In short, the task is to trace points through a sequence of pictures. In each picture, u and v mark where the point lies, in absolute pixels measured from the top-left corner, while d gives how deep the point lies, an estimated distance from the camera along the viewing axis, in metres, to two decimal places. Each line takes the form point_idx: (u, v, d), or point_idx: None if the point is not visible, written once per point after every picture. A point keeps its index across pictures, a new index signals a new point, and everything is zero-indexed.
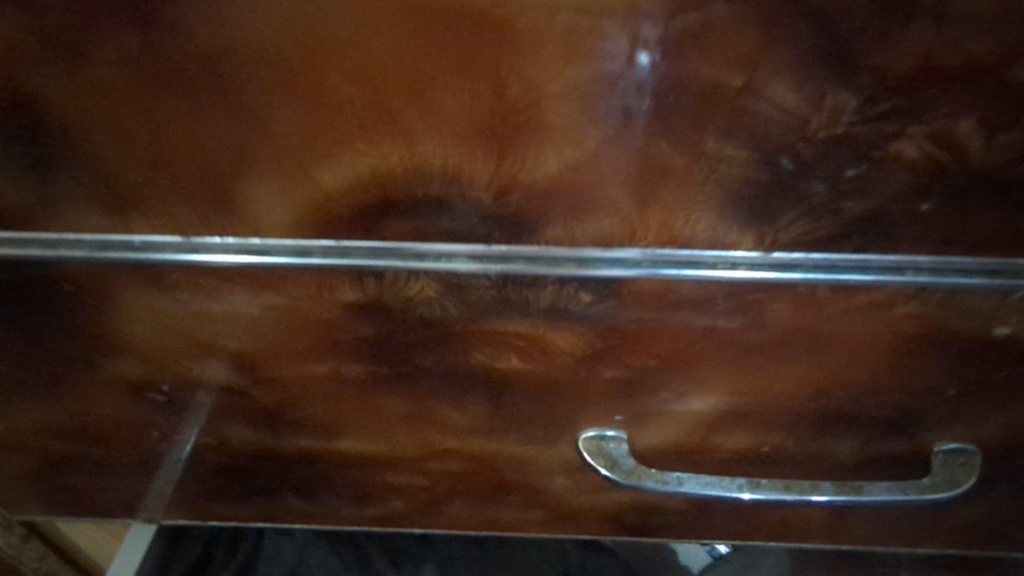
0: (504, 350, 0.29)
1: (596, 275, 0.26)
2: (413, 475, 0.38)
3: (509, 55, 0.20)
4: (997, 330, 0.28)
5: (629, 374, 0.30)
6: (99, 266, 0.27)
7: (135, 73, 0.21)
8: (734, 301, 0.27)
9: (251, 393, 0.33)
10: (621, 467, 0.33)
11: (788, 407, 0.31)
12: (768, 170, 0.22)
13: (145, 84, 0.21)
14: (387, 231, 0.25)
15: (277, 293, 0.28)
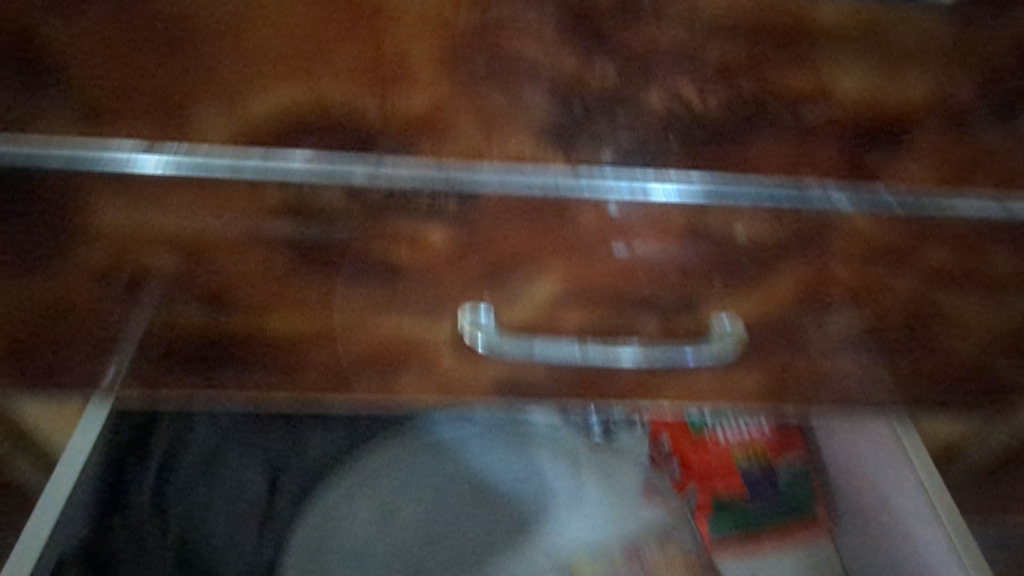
0: (395, 244, 0.40)
1: (459, 185, 0.37)
2: (326, 355, 0.47)
3: (385, 26, 0.31)
4: (737, 232, 0.40)
5: (491, 263, 0.42)
6: (79, 167, 0.35)
7: (123, 24, 0.31)
8: (557, 208, 0.38)
9: (198, 279, 0.42)
10: (489, 337, 0.45)
11: (606, 291, 0.44)
12: (565, 111, 0.34)
13: (130, 33, 0.31)
14: (304, 150, 0.35)
15: (219, 198, 0.37)
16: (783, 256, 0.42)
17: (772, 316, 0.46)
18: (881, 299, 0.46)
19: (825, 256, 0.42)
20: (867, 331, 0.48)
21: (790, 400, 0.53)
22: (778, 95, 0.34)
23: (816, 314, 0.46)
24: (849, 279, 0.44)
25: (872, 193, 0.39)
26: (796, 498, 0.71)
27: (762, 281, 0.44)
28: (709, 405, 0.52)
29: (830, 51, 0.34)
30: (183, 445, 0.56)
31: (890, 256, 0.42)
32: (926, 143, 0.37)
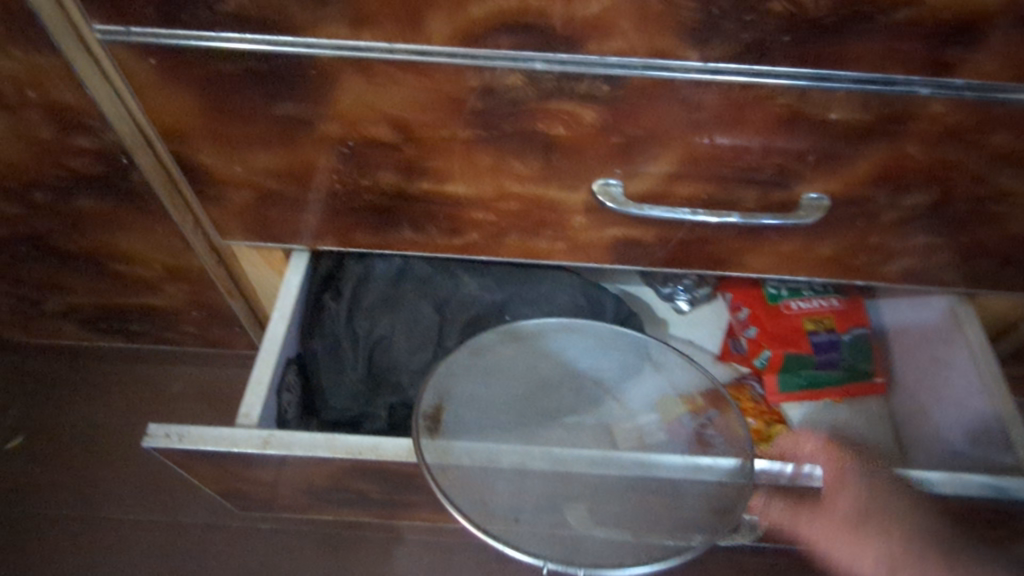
0: (556, 122, 0.52)
1: (613, 74, 0.48)
2: (488, 212, 0.62)
3: None
4: (832, 115, 0.50)
5: (625, 141, 0.53)
6: (335, 60, 0.48)
7: None
8: (687, 93, 0.49)
9: (402, 148, 0.55)
10: (619, 202, 0.58)
11: (715, 166, 0.55)
12: (705, 13, 0.44)
13: None
14: (502, 44, 0.46)
15: (433, 81, 0.49)
16: (868, 137, 0.51)
17: (854, 191, 0.56)
18: (950, 178, 0.54)
19: (904, 138, 0.51)
20: (935, 206, 0.57)
21: (854, 264, 0.65)
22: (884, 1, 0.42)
23: (892, 190, 0.56)
24: (923, 160, 0.53)
25: (948, 82, 0.48)
26: (855, 362, 0.81)
27: (847, 159, 0.53)
28: (784, 263, 0.66)
29: None
30: (367, 283, 0.75)
31: (960, 138, 0.51)
32: (999, 43, 0.45)
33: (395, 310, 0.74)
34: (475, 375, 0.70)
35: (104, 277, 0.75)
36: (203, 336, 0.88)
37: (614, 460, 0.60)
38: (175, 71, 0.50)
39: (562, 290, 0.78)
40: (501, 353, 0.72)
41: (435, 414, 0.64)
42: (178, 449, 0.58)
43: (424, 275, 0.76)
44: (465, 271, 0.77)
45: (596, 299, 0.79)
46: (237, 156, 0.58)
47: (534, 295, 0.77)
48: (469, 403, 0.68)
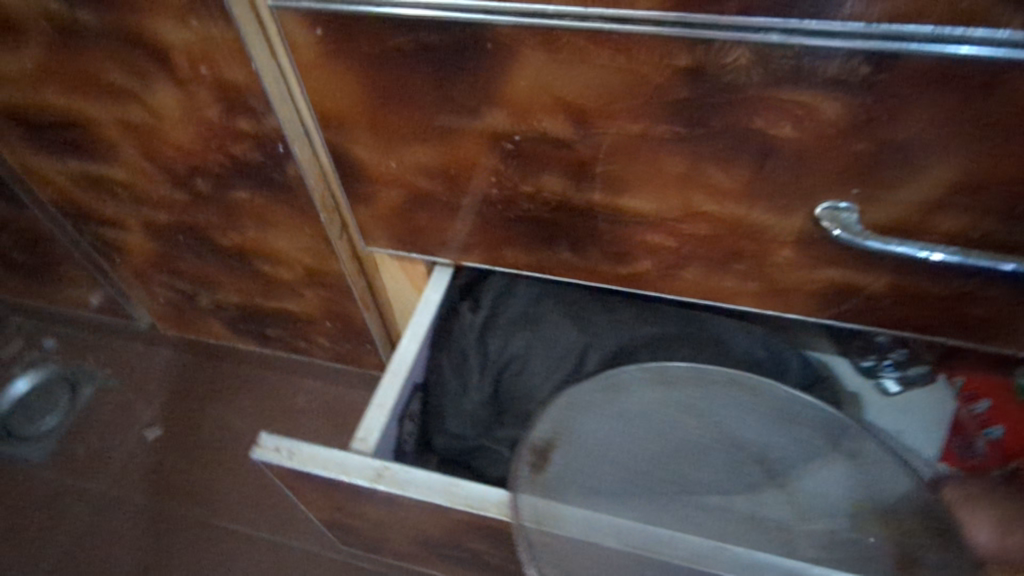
0: (782, 119, 0.40)
1: (880, 51, 0.35)
2: (667, 234, 0.51)
3: None
4: None
5: (876, 147, 0.40)
6: (513, 29, 0.40)
7: None
8: (989, 79, 0.35)
9: (577, 147, 0.46)
10: (852, 230, 0.44)
11: (1007, 191, 0.40)
12: None
13: None
14: (728, 7, 0.36)
15: (629, 59, 0.40)
16: None
17: None
18: None
19: None
20: None
21: None
22: None
23: None
24: None
25: None
26: None
27: None
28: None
29: None
30: (508, 300, 0.66)
31: None
32: None
33: (532, 328, 0.64)
34: (604, 415, 0.56)
35: (250, 275, 0.74)
36: (335, 349, 0.84)
37: (762, 567, 0.45)
38: (341, 44, 0.45)
39: (740, 339, 0.63)
40: (644, 400, 0.58)
41: (543, 450, 0.54)
42: (288, 467, 0.52)
43: (573, 299, 0.65)
44: (620, 302, 0.65)
45: (780, 359, 0.63)
46: (392, 150, 0.52)
47: (699, 343, 0.63)
48: (588, 447, 0.55)
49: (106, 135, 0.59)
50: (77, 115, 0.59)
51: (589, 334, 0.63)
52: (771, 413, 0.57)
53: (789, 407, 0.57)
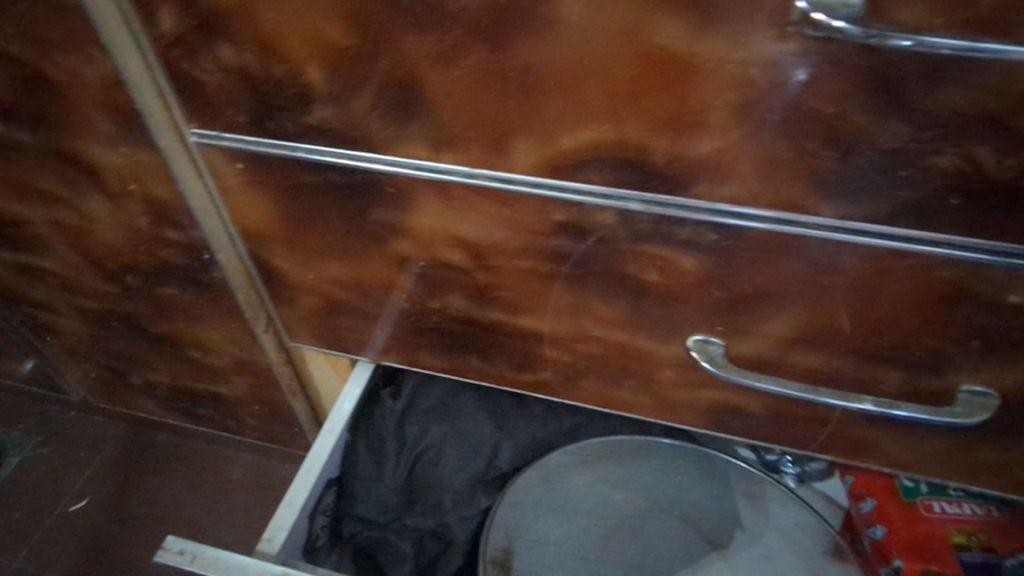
0: (650, 267, 0.45)
1: (723, 222, 0.40)
2: (565, 351, 0.55)
3: (692, 84, 0.34)
4: (1008, 295, 0.38)
5: (732, 296, 0.44)
6: (413, 179, 0.45)
7: (468, 70, 0.37)
8: (817, 251, 0.40)
9: (475, 274, 0.50)
10: (717, 362, 0.48)
11: (847, 338, 0.44)
12: (848, 165, 0.35)
13: (472, 76, 0.37)
14: (593, 178, 0.41)
15: (513, 210, 0.44)
16: None
17: None
18: None
19: None
20: None
21: None
22: None
23: None
24: None
25: None
26: None
27: None
28: (930, 461, 0.52)
29: None
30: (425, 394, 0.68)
31: None
32: None
33: (450, 420, 0.66)
34: (545, 508, 0.61)
35: (180, 361, 0.75)
36: (266, 431, 0.85)
37: None
38: (260, 176, 0.49)
39: (642, 426, 0.69)
40: (579, 485, 0.63)
41: (503, 562, 0.58)
42: (189, 570, 0.53)
43: (484, 395, 0.68)
44: (529, 401, 0.69)
45: (682, 434, 0.69)
46: (310, 263, 0.55)
47: (607, 429, 0.68)
48: (542, 547, 0.59)
49: (40, 233, 0.62)
50: (13, 214, 0.61)
51: (507, 430, 0.66)
52: (691, 475, 0.63)
53: (708, 472, 0.64)
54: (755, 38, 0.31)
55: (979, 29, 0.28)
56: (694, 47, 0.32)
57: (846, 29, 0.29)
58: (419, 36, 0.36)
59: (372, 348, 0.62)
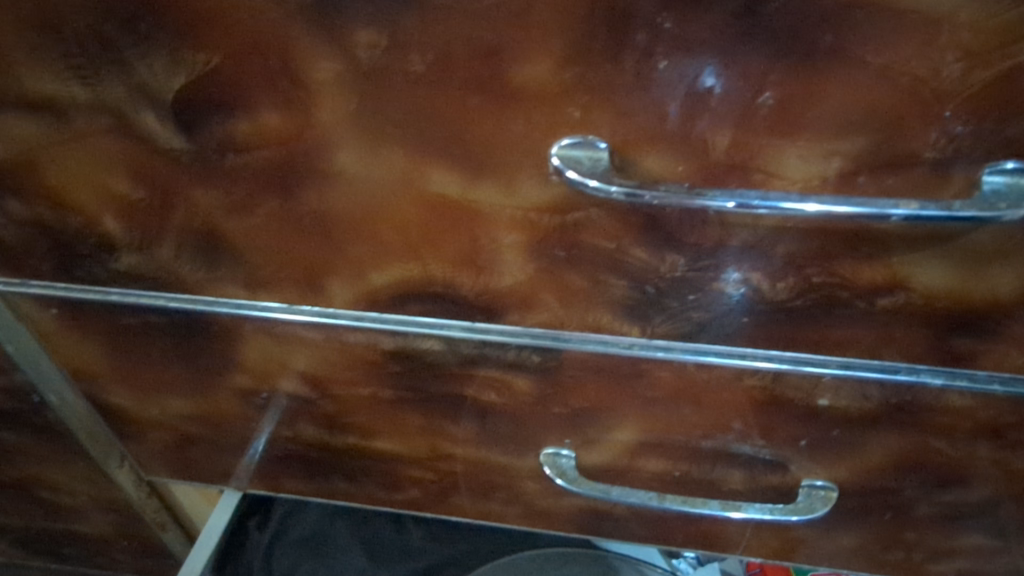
0: (486, 389, 0.44)
1: (545, 345, 0.40)
2: (427, 469, 0.52)
3: (480, 226, 0.34)
4: (818, 399, 0.39)
5: (570, 412, 0.44)
6: (234, 317, 0.43)
7: (265, 217, 0.36)
8: (636, 367, 0.40)
9: (319, 402, 0.48)
10: (568, 476, 0.47)
11: (687, 443, 0.45)
12: (641, 292, 0.36)
13: (270, 222, 0.37)
14: (410, 309, 0.40)
15: (341, 341, 0.43)
16: (871, 423, 0.40)
17: (869, 481, 0.44)
18: (998, 478, 0.42)
19: (924, 431, 0.40)
20: (990, 502, 0.43)
21: (891, 557, 0.50)
22: (866, 286, 0.33)
23: (921, 482, 0.43)
24: (952, 455, 0.41)
25: (968, 373, 0.36)
26: None
27: (854, 445, 0.42)
28: (798, 550, 0.52)
29: (927, 251, 0.31)
30: (299, 519, 0.64)
31: (996, 435, 0.39)
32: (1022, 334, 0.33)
33: (322, 555, 0.62)
34: None
35: (31, 503, 0.69)
36: (141, 564, 0.78)
37: None
38: (77, 319, 0.46)
39: (533, 538, 0.66)
40: None
41: None
42: None
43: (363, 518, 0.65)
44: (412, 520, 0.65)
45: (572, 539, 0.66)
46: (149, 399, 0.52)
47: (497, 541, 0.65)
48: None
49: None
50: None
51: (379, 561, 0.62)
52: None
53: None
54: (524, 184, 0.32)
55: (718, 176, 0.30)
56: (472, 193, 0.33)
57: (595, 185, 0.30)
58: (209, 187, 0.36)
59: (231, 479, 0.58)
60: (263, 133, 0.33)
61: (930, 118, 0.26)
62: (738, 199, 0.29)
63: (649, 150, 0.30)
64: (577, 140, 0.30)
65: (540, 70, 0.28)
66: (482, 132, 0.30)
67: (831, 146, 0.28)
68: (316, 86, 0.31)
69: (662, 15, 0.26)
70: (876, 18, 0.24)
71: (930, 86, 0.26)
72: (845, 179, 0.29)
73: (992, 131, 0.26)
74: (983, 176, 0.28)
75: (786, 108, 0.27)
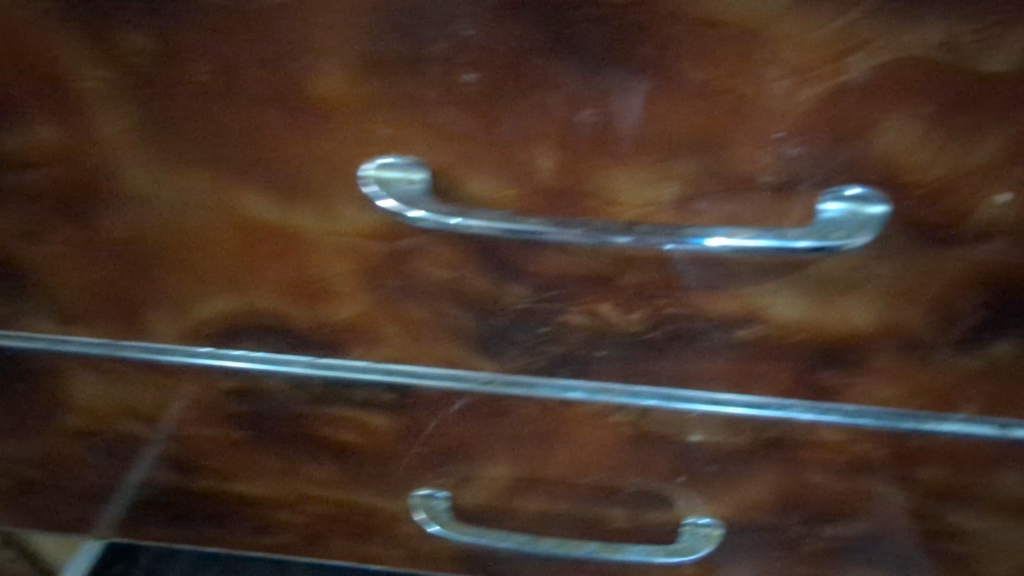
0: (343, 429, 0.40)
1: (398, 383, 0.36)
2: (295, 514, 0.48)
3: (304, 254, 0.31)
4: (689, 434, 0.37)
5: (436, 450, 0.41)
6: (53, 353, 0.38)
7: (64, 243, 0.32)
8: (498, 404, 0.37)
9: (166, 444, 0.44)
10: (440, 520, 0.43)
11: (562, 481, 0.41)
12: (487, 324, 0.33)
13: (71, 249, 0.32)
14: (244, 344, 0.35)
15: (178, 378, 0.39)
16: (745, 458, 0.38)
17: (753, 517, 0.42)
18: (880, 512, 0.40)
19: (799, 465, 0.38)
20: (876, 536, 0.41)
21: None
22: (722, 317, 0.30)
23: (805, 518, 0.41)
24: (831, 490, 0.39)
25: (837, 407, 0.34)
26: None
27: (733, 481, 0.39)
28: None
29: (777, 280, 0.29)
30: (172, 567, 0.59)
31: (870, 468, 0.37)
32: (886, 368, 0.31)
33: None
34: None
35: None
36: None
37: None
38: None
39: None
40: None
41: None
42: None
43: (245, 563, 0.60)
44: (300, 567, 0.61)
45: None
46: None
47: None
48: None
49: None
50: None
51: None
52: None
53: None
54: (342, 208, 0.29)
55: (550, 201, 0.27)
56: (287, 218, 0.29)
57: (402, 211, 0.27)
58: None
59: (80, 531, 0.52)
60: (41, 149, 0.29)
61: (762, 141, 0.24)
62: (562, 228, 0.27)
63: (473, 172, 0.26)
64: (390, 160, 0.26)
65: (337, 82, 0.25)
66: (286, 150, 0.27)
67: (662, 170, 0.25)
68: (90, 97, 0.27)
69: (460, 22, 0.23)
70: (689, 30, 0.22)
71: (756, 105, 0.23)
72: (682, 205, 0.26)
73: (826, 154, 0.24)
74: (823, 203, 0.25)
75: (609, 127, 0.25)
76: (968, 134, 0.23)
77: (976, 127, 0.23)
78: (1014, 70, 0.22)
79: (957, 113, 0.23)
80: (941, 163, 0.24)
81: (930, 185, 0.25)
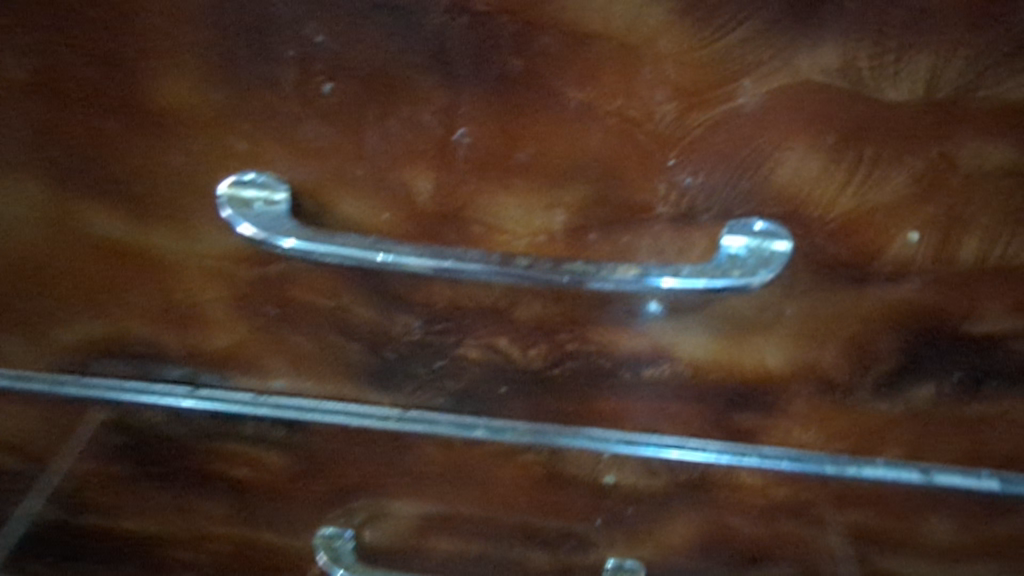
0: (234, 464, 0.37)
1: (287, 416, 0.33)
2: (191, 554, 0.42)
3: (167, 278, 0.28)
4: (603, 476, 0.34)
5: (337, 488, 0.37)
6: None
7: None
8: (398, 441, 0.34)
9: (41, 478, 0.39)
10: (342, 562, 0.40)
11: (475, 522, 0.39)
12: (378, 357, 0.30)
13: None
14: (114, 372, 0.32)
15: (47, 407, 0.35)
16: (664, 500, 0.35)
17: (677, 563, 0.39)
18: (808, 558, 0.38)
19: (721, 508, 0.35)
20: None
21: None
22: (628, 355, 0.28)
23: (731, 565, 0.38)
24: (757, 534, 0.37)
25: (756, 451, 0.32)
26: None
27: (653, 524, 0.37)
28: None
29: (682, 317, 0.27)
30: None
31: (795, 512, 0.35)
32: (803, 411, 0.29)
33: None
34: None
35: None
36: None
37: None
38: None
39: None
40: None
41: None
42: None
43: None
44: None
45: None
46: None
47: None
48: None
49: None
50: None
51: None
52: None
53: None
54: (203, 228, 0.26)
55: (429, 228, 0.24)
56: (144, 237, 0.26)
57: (254, 234, 0.23)
58: None
59: None
60: None
61: (653, 168, 0.22)
62: (429, 258, 0.24)
63: (342, 193, 0.24)
64: (247, 176, 0.23)
65: (183, 89, 0.22)
66: (135, 163, 0.24)
67: (550, 197, 0.23)
68: None
69: (311, 26, 0.20)
70: (564, 43, 0.20)
71: (644, 129, 0.21)
72: (573, 235, 0.24)
73: (724, 185, 0.22)
74: (723, 236, 0.23)
75: (486, 148, 0.22)
76: (872, 166, 0.21)
77: (881, 160, 0.21)
78: (915, 99, 0.20)
79: (859, 143, 0.21)
80: (846, 197, 0.22)
81: (834, 220, 0.23)
